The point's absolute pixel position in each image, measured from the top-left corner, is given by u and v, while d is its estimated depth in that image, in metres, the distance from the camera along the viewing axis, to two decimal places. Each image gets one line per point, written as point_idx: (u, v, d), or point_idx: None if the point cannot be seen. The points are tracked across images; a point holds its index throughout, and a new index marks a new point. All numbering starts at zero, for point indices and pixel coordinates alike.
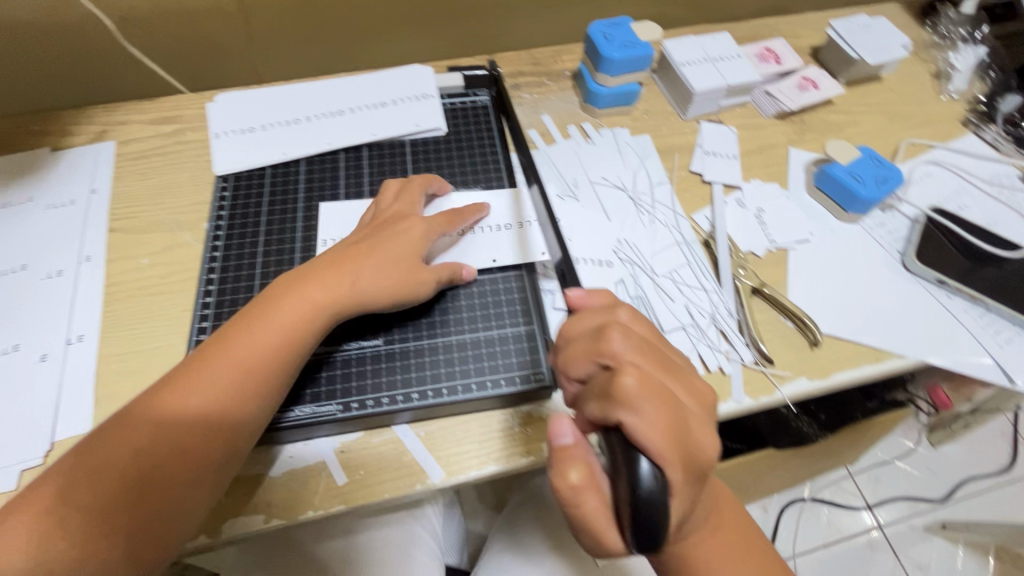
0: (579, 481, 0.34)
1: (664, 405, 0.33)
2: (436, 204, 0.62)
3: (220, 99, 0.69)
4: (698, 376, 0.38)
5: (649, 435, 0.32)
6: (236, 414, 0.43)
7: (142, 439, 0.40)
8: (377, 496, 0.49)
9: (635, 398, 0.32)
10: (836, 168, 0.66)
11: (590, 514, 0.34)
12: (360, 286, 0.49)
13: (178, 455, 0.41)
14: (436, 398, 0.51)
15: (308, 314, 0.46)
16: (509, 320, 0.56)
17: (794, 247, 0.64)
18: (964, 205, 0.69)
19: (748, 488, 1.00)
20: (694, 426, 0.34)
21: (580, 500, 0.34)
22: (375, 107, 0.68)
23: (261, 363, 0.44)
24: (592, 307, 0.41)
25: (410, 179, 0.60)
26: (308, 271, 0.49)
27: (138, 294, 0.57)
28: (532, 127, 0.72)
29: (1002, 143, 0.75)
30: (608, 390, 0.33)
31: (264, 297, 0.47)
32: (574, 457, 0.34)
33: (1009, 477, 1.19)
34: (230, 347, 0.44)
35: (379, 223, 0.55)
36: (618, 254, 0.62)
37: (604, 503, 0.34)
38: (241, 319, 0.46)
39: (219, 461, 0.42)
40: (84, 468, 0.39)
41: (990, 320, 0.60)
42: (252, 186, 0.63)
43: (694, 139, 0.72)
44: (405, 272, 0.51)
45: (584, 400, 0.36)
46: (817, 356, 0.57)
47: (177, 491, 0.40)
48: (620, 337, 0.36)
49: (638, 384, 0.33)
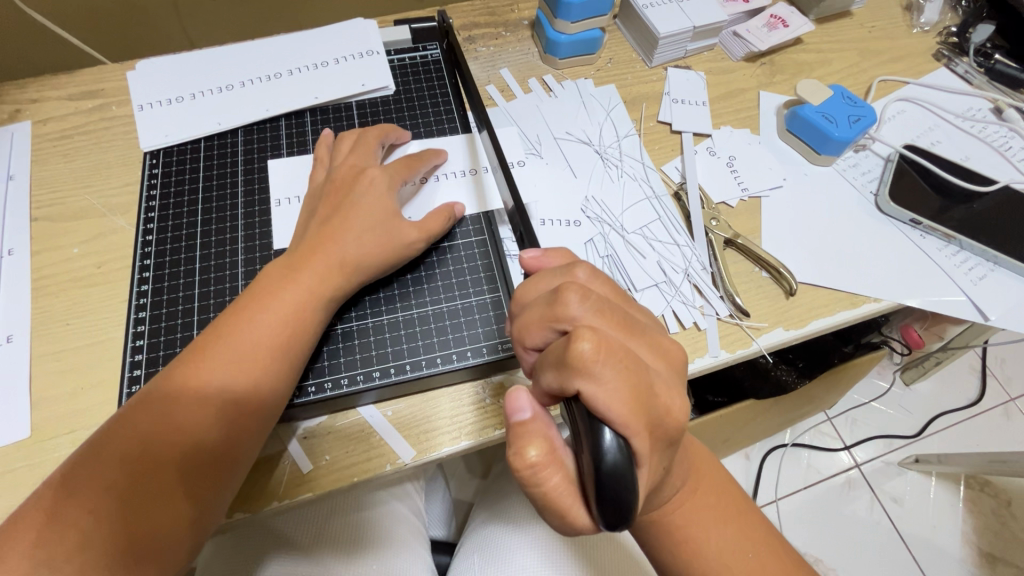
0: (538, 458, 0.32)
1: (625, 370, 0.31)
2: (397, 153, 0.59)
3: (141, 67, 0.62)
4: (660, 334, 0.36)
5: (609, 403, 0.30)
6: (245, 410, 0.42)
7: (147, 435, 0.40)
8: (345, 481, 0.47)
9: (593, 365, 0.30)
10: (807, 109, 0.63)
11: (554, 491, 0.32)
12: (350, 265, 0.48)
13: (184, 450, 0.40)
14: (399, 375, 0.49)
15: (305, 302, 0.46)
16: (473, 289, 0.53)
17: (767, 195, 0.62)
18: (936, 142, 0.68)
19: (730, 439, 1.01)
20: (659, 388, 0.32)
21: (542, 478, 0.32)
22: (316, 68, 0.62)
23: (261, 354, 0.43)
24: (551, 269, 0.39)
25: (366, 129, 0.56)
26: (294, 259, 0.47)
27: (71, 287, 0.53)
28: (490, 83, 0.67)
29: (973, 76, 0.72)
30: (563, 358, 0.31)
31: (257, 288, 0.46)
32: (531, 433, 0.33)
33: (978, 409, 1.23)
34: (232, 341, 0.43)
35: (337, 180, 0.52)
36: (586, 212, 0.59)
37: (567, 478, 0.32)
38: (234, 312, 0.45)
39: (232, 454, 0.41)
40: (89, 468, 0.39)
41: (964, 258, 0.60)
42: (186, 161, 0.58)
43: (661, 86, 0.68)
44: (391, 240, 0.49)
45: (541, 369, 0.34)
46: (794, 305, 0.56)
47: (190, 489, 0.40)
48: (577, 299, 0.34)
49: (596, 349, 0.30)
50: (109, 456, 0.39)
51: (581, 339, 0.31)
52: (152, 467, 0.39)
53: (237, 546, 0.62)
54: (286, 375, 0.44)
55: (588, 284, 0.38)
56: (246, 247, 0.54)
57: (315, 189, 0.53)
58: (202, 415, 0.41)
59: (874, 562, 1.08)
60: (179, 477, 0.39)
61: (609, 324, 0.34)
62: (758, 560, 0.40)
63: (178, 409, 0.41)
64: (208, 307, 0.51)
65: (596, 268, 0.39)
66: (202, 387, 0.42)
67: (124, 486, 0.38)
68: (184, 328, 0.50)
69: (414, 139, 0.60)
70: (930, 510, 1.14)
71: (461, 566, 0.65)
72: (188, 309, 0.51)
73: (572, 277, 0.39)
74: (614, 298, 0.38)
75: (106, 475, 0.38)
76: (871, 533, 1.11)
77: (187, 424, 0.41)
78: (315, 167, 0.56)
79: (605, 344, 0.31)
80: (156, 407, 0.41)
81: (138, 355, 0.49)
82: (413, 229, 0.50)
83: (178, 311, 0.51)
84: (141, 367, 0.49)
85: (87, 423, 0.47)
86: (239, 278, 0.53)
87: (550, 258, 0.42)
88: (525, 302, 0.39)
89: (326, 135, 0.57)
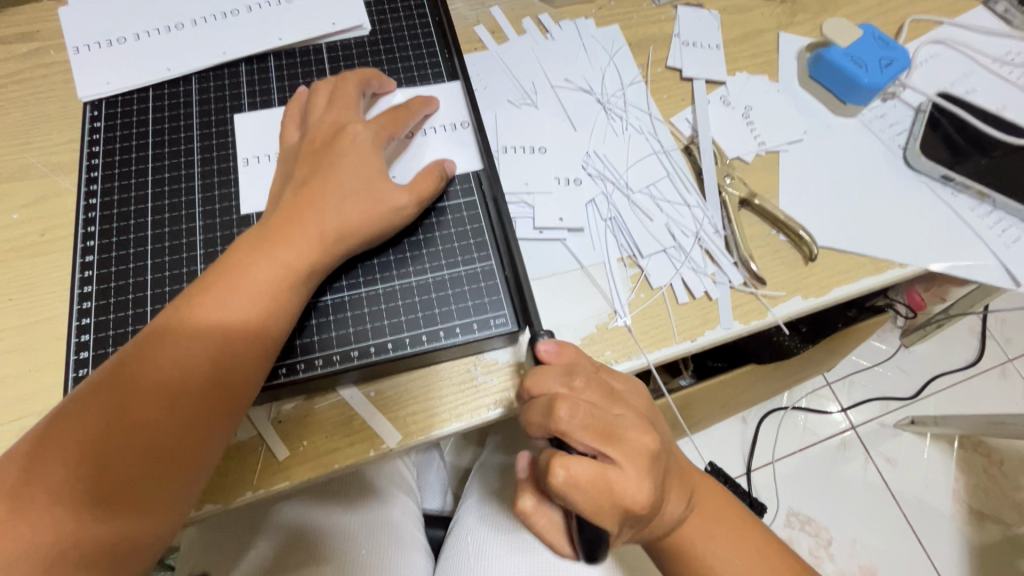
0: (528, 507, 0.40)
1: (599, 495, 0.34)
2: (380, 105, 0.52)
3: (76, 2, 0.54)
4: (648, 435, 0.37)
5: (581, 508, 0.34)
6: (215, 399, 0.38)
7: (101, 424, 0.35)
8: (325, 468, 0.43)
9: (568, 491, 0.34)
10: (834, 51, 0.56)
11: (545, 530, 0.41)
12: (332, 237, 0.42)
13: (145, 442, 0.36)
14: (380, 355, 0.44)
15: (280, 279, 0.40)
16: (462, 257, 0.47)
17: (785, 148, 0.56)
18: (970, 90, 0.62)
19: (729, 403, 0.99)
20: (636, 489, 0.35)
21: (532, 521, 0.40)
22: (280, 4, 0.55)
23: (232, 337, 0.39)
24: (550, 366, 0.38)
25: (343, 76, 0.49)
26: (265, 230, 0.42)
27: (12, 258, 0.47)
28: (480, 23, 0.60)
29: (1014, 15, 0.65)
30: (543, 474, 0.35)
31: (225, 261, 0.41)
32: (525, 488, 0.40)
33: (976, 370, 1.21)
34: (198, 321, 0.38)
35: (315, 138, 0.45)
36: (587, 168, 0.54)
37: (553, 520, 0.40)
38: (196, 289, 0.40)
39: (200, 446, 0.37)
40: (37, 457, 0.34)
41: (997, 219, 0.55)
42: (131, 113, 0.52)
43: (670, 27, 0.61)
44: (378, 207, 0.43)
45: (535, 460, 0.38)
46: (813, 272, 0.51)
47: (161, 483, 0.36)
48: (566, 411, 0.35)
49: (567, 477, 0.34)
50: (56, 453, 0.34)
51: (556, 467, 0.34)
52: (115, 461, 0.35)
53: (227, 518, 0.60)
54: (259, 364, 0.39)
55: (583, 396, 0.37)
56: (204, 212, 0.48)
57: (291, 149, 0.47)
58: (169, 402, 0.36)
59: (866, 521, 1.09)
60: (140, 470, 0.35)
61: (595, 440, 0.35)
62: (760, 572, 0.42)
63: (139, 398, 0.36)
64: (162, 281, 0.46)
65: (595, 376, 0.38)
66: (165, 373, 0.37)
67: (85, 481, 0.34)
68: (136, 306, 0.45)
69: (398, 88, 0.53)
70: (924, 470, 1.13)
71: (455, 542, 0.62)
72: (139, 283, 0.46)
73: (571, 387, 0.37)
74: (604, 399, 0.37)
75: (58, 472, 0.34)
76: (864, 493, 1.11)
77: (149, 417, 0.36)
78: (284, 127, 0.49)
79: (579, 472, 0.34)
80: (114, 394, 0.36)
81: (85, 335, 0.44)
82: (402, 192, 0.45)
83: (129, 285, 0.46)
84: (88, 348, 0.44)
85: (36, 409, 0.43)
86: (198, 248, 0.47)
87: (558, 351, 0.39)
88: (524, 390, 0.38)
89: (299, 91, 0.50)
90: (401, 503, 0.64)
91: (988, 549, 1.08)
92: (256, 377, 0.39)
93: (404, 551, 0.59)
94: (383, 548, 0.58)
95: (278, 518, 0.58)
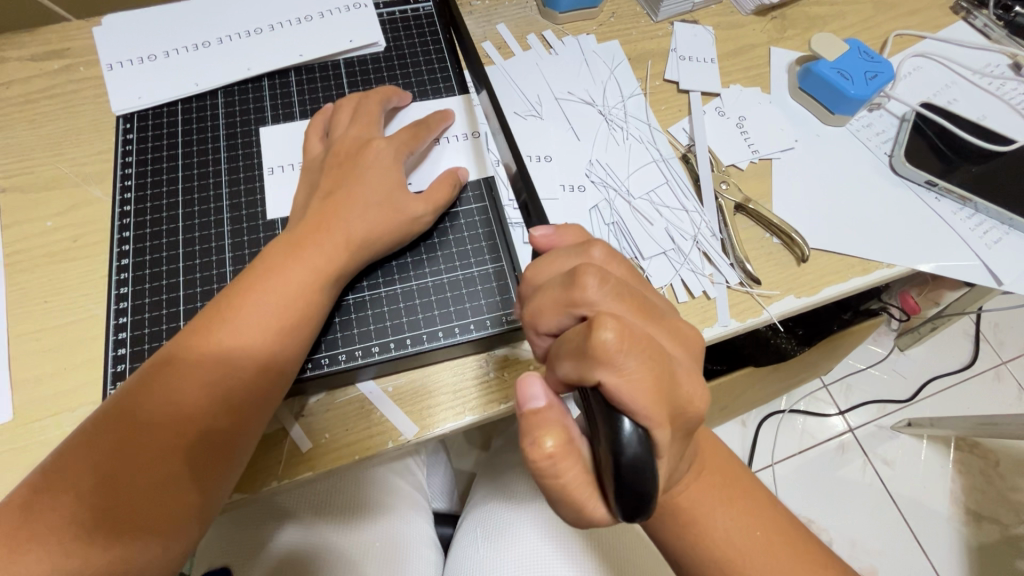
0: (555, 449, 0.31)
1: (657, 375, 0.30)
2: (398, 119, 0.55)
3: (108, 22, 0.58)
4: (679, 319, 0.35)
5: (635, 396, 0.29)
6: (249, 396, 0.40)
7: (145, 418, 0.38)
8: (346, 459, 0.45)
9: (617, 355, 0.29)
10: (822, 65, 0.60)
11: (571, 485, 0.32)
12: (356, 242, 0.45)
13: (186, 435, 0.38)
14: (400, 350, 0.47)
15: (310, 284, 0.43)
16: (475, 259, 0.50)
17: (778, 156, 0.59)
18: (953, 100, 0.65)
19: (729, 405, 1.01)
20: (682, 378, 0.32)
21: (559, 470, 0.32)
22: (301, 23, 0.58)
23: (265, 338, 0.41)
24: (563, 249, 0.38)
25: (366, 95, 0.52)
26: (292, 238, 0.44)
27: (47, 263, 0.50)
28: (487, 39, 0.63)
29: (993, 30, 0.69)
30: (584, 349, 0.30)
31: (259, 265, 0.43)
32: (547, 421, 0.32)
33: (971, 372, 1.23)
34: (231, 322, 0.41)
35: (338, 152, 0.48)
36: (591, 176, 0.57)
37: (583, 470, 0.32)
38: (232, 292, 0.42)
39: (235, 440, 0.40)
40: (88, 448, 0.37)
41: (979, 221, 0.58)
42: (161, 125, 0.55)
43: (668, 42, 0.65)
44: (398, 214, 0.46)
45: (557, 360, 0.33)
46: (804, 272, 0.54)
47: (201, 474, 0.38)
48: (595, 281, 0.33)
49: (620, 339, 0.30)
50: (105, 446, 0.37)
51: (604, 326, 0.30)
52: (142, 475, 0.37)
53: (225, 539, 0.60)
54: (289, 364, 0.42)
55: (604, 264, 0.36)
56: (232, 218, 0.51)
57: (315, 161, 0.50)
58: (190, 417, 0.38)
59: (864, 522, 1.11)
60: (181, 462, 0.38)
61: (630, 309, 0.33)
62: (763, 534, 0.41)
63: (180, 394, 0.39)
64: (194, 282, 0.49)
65: (613, 248, 0.38)
66: (185, 389, 0.39)
67: (129, 472, 0.37)
68: (169, 306, 0.48)
69: (413, 101, 0.56)
70: (921, 472, 1.15)
71: (464, 538, 0.64)
72: (172, 284, 0.49)
73: (587, 257, 0.37)
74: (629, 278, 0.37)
75: (107, 463, 0.37)
76: (863, 494, 1.13)
77: (189, 412, 0.38)
78: (307, 140, 0.52)
79: (626, 335, 0.30)
80: (157, 392, 0.39)
81: (122, 334, 0.47)
82: (419, 201, 0.48)
83: (162, 286, 0.48)
84: (125, 345, 0.46)
85: (72, 405, 0.45)
86: (226, 252, 0.50)
87: (562, 236, 0.40)
88: (538, 283, 0.37)
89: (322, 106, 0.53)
90: (408, 518, 0.64)
91: (986, 549, 1.09)
92: (287, 375, 0.42)
93: (409, 570, 0.59)
94: (388, 564, 0.58)
95: (281, 535, 0.59)
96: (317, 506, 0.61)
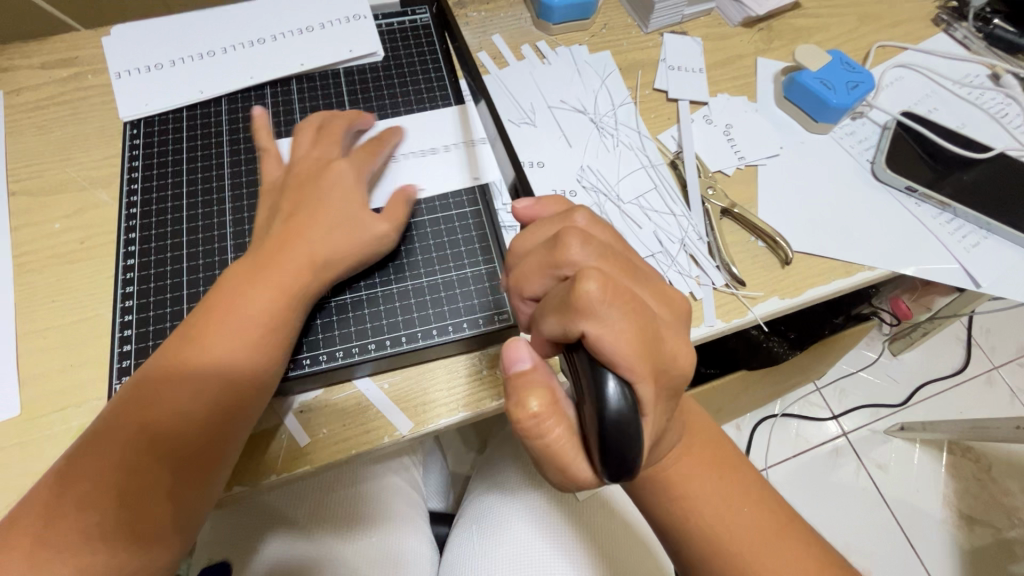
0: (540, 409, 0.33)
1: (637, 320, 0.31)
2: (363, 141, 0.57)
3: (116, 31, 0.60)
4: (665, 281, 0.37)
5: (618, 346, 0.30)
6: (231, 404, 0.41)
7: (130, 427, 0.39)
8: (343, 454, 0.47)
9: (600, 307, 0.31)
10: (805, 75, 0.62)
11: (556, 443, 0.34)
12: (325, 259, 0.46)
13: (170, 443, 0.39)
14: (395, 347, 0.48)
15: (286, 294, 0.44)
16: (469, 260, 0.52)
17: (763, 163, 0.61)
18: (934, 108, 0.67)
19: (723, 408, 1.02)
20: (666, 335, 0.34)
21: (545, 429, 0.33)
22: (302, 33, 0.60)
23: (245, 348, 0.42)
24: (546, 219, 0.39)
25: (330, 115, 0.55)
26: (260, 257, 0.46)
27: (56, 264, 0.52)
28: (482, 49, 0.66)
29: (972, 42, 0.71)
30: (567, 302, 0.31)
31: (239, 276, 0.45)
32: (533, 383, 0.34)
33: (962, 377, 1.25)
34: (213, 333, 0.42)
35: (301, 175, 0.50)
36: (582, 181, 0.59)
37: (569, 430, 0.34)
38: (212, 305, 0.44)
39: (219, 447, 0.41)
40: (79, 460, 0.39)
41: (958, 225, 0.60)
42: (166, 130, 0.57)
43: (657, 53, 0.67)
44: (358, 232, 0.48)
45: (540, 317, 0.34)
46: (789, 275, 0.56)
47: (187, 480, 0.40)
48: (578, 244, 0.34)
49: (603, 291, 0.31)
50: (94, 457, 0.39)
51: (587, 280, 0.31)
52: (136, 485, 0.38)
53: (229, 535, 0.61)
54: (268, 372, 0.43)
55: (587, 229, 0.37)
56: (234, 220, 0.53)
57: (275, 181, 0.51)
58: (179, 424, 0.40)
59: (857, 526, 1.12)
60: (167, 469, 0.39)
61: (612, 269, 0.34)
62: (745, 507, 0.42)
63: (164, 403, 0.40)
64: (197, 281, 0.50)
65: (595, 213, 0.39)
66: (175, 399, 0.40)
67: (116, 480, 0.38)
68: (173, 304, 0.49)
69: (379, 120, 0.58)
70: (913, 476, 1.17)
71: (458, 536, 0.65)
72: (176, 283, 0.50)
73: (571, 222, 0.38)
74: (614, 242, 0.39)
75: (97, 472, 0.38)
76: (856, 498, 1.14)
77: (174, 420, 0.40)
78: (266, 162, 0.53)
79: (612, 289, 0.31)
80: (144, 402, 0.40)
81: (128, 330, 0.48)
82: (381, 220, 0.49)
83: (167, 285, 0.50)
84: (131, 342, 0.48)
85: (78, 400, 0.47)
86: (228, 252, 0.51)
87: (544, 207, 0.41)
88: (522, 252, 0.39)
89: (261, 124, 0.55)
90: (405, 529, 0.64)
91: (977, 553, 1.10)
92: (269, 383, 0.43)
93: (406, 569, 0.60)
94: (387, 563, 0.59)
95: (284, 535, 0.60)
96: (308, 521, 0.61)
